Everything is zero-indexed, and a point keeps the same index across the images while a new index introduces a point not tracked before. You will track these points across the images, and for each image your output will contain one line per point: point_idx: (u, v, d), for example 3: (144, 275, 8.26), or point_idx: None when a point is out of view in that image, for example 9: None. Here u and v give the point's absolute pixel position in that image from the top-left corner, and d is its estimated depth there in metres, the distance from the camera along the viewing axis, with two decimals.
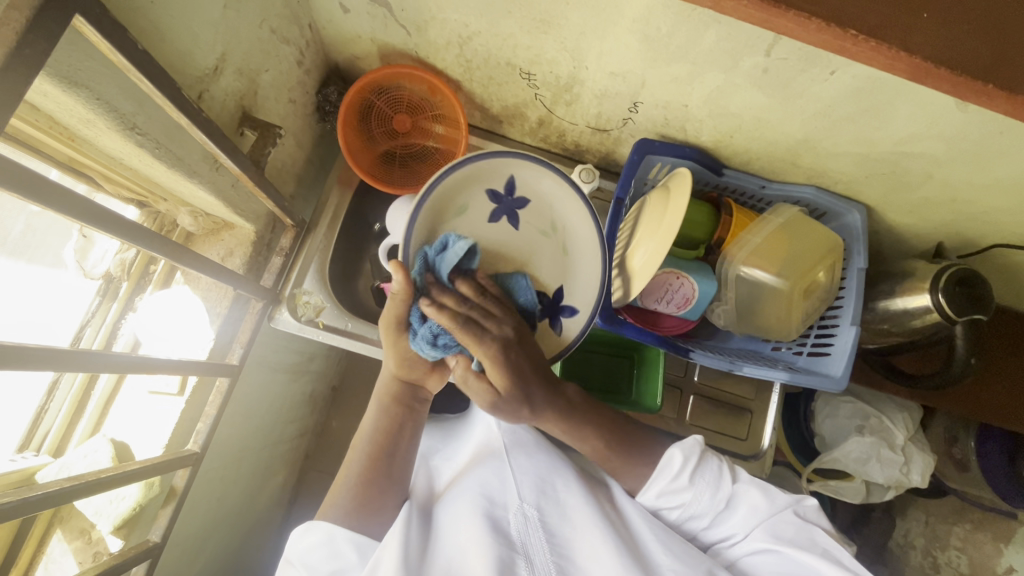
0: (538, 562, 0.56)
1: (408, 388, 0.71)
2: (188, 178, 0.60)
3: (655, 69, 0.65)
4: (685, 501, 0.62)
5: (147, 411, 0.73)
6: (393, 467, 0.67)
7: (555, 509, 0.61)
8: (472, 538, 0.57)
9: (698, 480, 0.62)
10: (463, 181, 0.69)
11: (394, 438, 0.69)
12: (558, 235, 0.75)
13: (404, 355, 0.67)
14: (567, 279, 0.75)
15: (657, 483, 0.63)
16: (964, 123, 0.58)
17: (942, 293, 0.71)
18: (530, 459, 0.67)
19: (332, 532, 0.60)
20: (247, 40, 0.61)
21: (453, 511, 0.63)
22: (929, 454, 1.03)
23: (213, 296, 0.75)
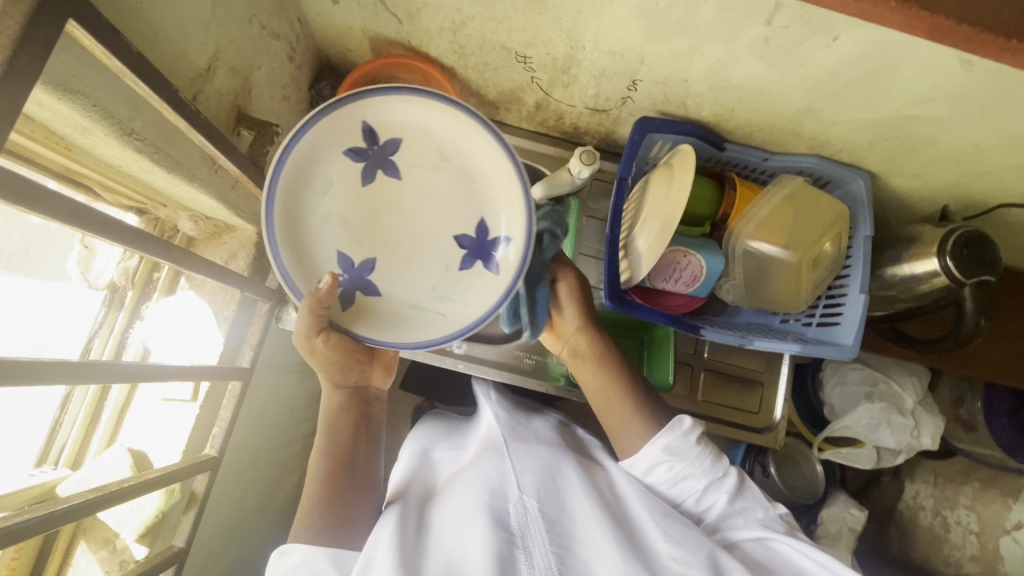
0: (535, 552, 0.57)
1: (355, 394, 0.72)
2: (188, 182, 0.59)
3: (654, 45, 0.64)
4: (687, 460, 0.65)
5: (162, 419, 0.73)
6: (355, 478, 0.68)
7: (554, 502, 0.62)
8: (470, 532, 0.58)
9: (703, 447, 0.66)
10: (314, 152, 0.59)
11: (344, 434, 0.70)
12: (451, 162, 0.63)
13: (336, 364, 0.68)
14: (483, 208, 0.64)
15: (662, 435, 0.65)
16: (969, 82, 0.57)
17: (951, 257, 0.71)
18: (529, 450, 0.70)
19: (306, 552, 0.60)
20: (237, 38, 0.60)
21: (450, 513, 0.63)
22: (938, 416, 1.04)
23: (219, 300, 0.76)
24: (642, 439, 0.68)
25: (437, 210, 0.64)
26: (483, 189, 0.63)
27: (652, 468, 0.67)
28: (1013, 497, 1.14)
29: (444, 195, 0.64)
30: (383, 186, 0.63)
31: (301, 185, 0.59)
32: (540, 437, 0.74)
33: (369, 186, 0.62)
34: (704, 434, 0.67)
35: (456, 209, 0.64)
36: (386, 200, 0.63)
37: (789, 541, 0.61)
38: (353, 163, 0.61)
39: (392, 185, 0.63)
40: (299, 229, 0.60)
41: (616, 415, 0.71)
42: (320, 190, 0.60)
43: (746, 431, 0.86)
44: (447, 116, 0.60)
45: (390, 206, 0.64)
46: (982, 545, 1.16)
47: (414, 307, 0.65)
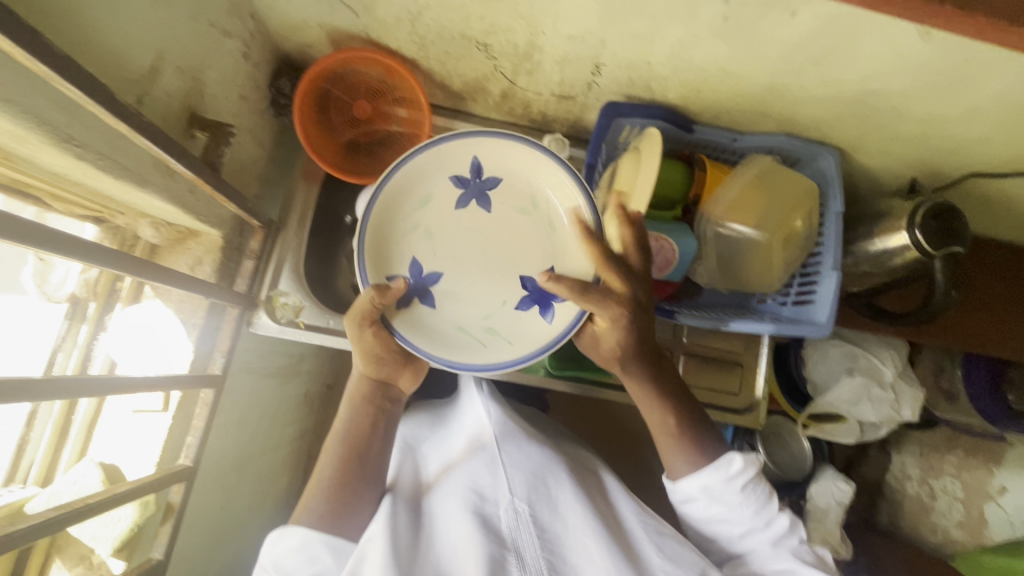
0: (527, 558, 0.59)
1: (378, 387, 0.73)
2: (140, 187, 0.58)
3: (614, 28, 0.63)
4: (726, 503, 0.68)
5: (133, 432, 0.71)
6: (367, 467, 0.68)
7: (548, 506, 0.64)
8: (461, 536, 0.60)
9: (745, 494, 0.68)
10: (423, 168, 0.69)
11: (365, 427, 0.70)
12: (540, 210, 0.72)
13: (368, 351, 0.69)
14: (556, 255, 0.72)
15: (703, 475, 0.68)
16: (928, 53, 0.57)
17: (919, 230, 0.71)
18: (521, 452, 0.69)
19: (306, 538, 0.61)
20: (184, 37, 0.58)
21: (444, 509, 0.65)
22: (918, 388, 1.05)
23: (187, 306, 0.73)
24: (684, 462, 0.70)
25: (517, 250, 0.72)
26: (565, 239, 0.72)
27: (691, 499, 0.70)
28: (995, 462, 1.18)
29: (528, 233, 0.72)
30: (473, 216, 0.72)
31: (400, 197, 0.70)
32: (528, 434, 0.75)
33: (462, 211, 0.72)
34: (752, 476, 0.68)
35: (530, 254, 0.72)
36: (472, 227, 0.72)
37: None
38: (455, 188, 0.71)
39: (478, 216, 0.72)
40: (382, 239, 0.70)
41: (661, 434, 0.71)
42: (417, 203, 0.71)
43: (727, 412, 0.87)
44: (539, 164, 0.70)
45: (475, 235, 0.72)
46: (968, 511, 1.20)
47: (460, 329, 0.71)
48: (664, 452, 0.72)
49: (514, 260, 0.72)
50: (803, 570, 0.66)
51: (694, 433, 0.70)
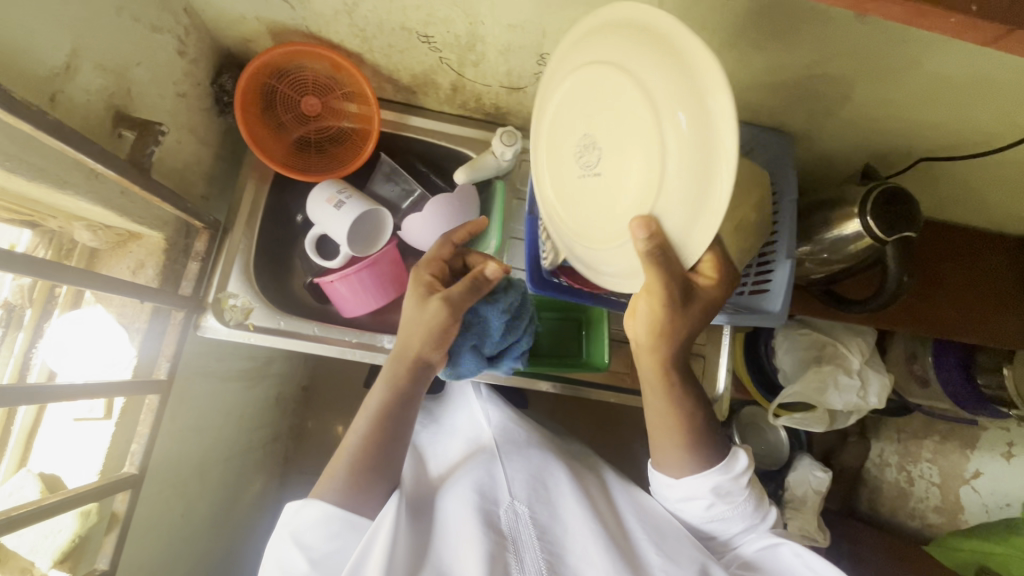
0: (527, 556, 0.60)
1: (420, 368, 0.68)
2: (61, 190, 0.56)
3: (552, 15, 0.62)
4: (731, 502, 0.67)
5: (74, 440, 0.70)
6: (393, 448, 0.66)
7: (547, 508, 0.66)
8: (464, 533, 0.61)
9: (748, 492, 0.68)
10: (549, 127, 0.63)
11: (401, 396, 0.68)
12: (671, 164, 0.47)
13: (432, 334, 0.66)
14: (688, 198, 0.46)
15: (713, 474, 0.66)
16: (866, 36, 0.56)
17: (870, 216, 0.70)
18: (522, 460, 0.72)
19: (327, 513, 0.60)
20: (102, 32, 0.56)
21: (450, 509, 0.66)
22: (884, 374, 1.05)
23: (128, 312, 0.72)
24: (689, 468, 0.66)
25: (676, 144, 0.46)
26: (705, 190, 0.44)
27: (691, 501, 0.68)
28: (970, 447, 1.19)
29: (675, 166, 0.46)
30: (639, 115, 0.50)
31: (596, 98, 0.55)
32: (530, 437, 0.79)
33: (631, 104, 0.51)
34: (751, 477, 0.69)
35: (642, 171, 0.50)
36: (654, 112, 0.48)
37: (795, 548, 0.65)
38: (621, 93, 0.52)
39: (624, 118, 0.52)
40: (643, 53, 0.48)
41: (665, 435, 0.67)
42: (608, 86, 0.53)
43: None
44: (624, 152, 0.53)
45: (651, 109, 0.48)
46: (944, 496, 1.22)
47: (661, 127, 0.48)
48: (657, 440, 0.68)
49: (680, 86, 0.45)
50: (785, 543, 0.67)
51: (706, 445, 0.67)
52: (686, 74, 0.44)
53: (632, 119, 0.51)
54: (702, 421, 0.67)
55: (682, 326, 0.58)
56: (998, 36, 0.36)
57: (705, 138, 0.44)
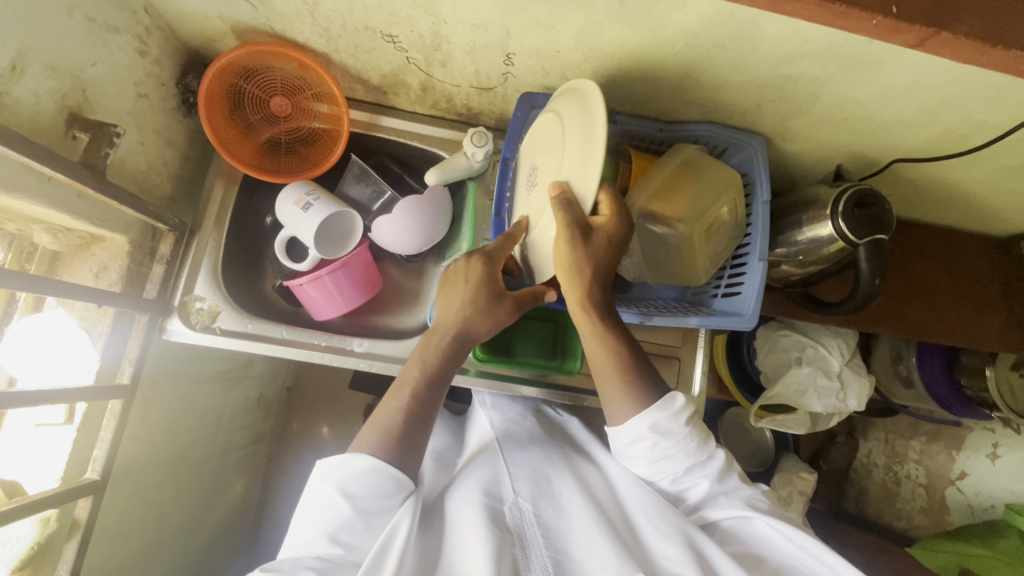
0: (533, 554, 0.58)
1: (467, 339, 0.70)
2: (10, 193, 0.55)
3: (514, 15, 0.61)
4: (672, 439, 0.65)
5: (34, 449, 0.68)
6: (431, 415, 0.67)
7: (550, 504, 0.64)
8: (470, 535, 0.59)
9: (690, 428, 0.65)
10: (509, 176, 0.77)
11: (449, 364, 0.70)
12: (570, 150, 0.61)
13: (491, 310, 0.70)
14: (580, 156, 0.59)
15: (650, 412, 0.65)
16: (830, 36, 0.55)
17: (843, 219, 0.69)
18: (524, 455, 0.71)
19: (373, 465, 0.59)
20: (52, 32, 0.55)
21: (456, 508, 0.65)
22: (864, 376, 1.04)
23: (92, 316, 0.71)
24: (630, 411, 0.66)
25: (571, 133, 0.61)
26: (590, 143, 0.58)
27: (636, 443, 0.66)
28: (955, 448, 1.18)
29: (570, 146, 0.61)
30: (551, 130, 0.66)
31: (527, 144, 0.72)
32: (534, 437, 0.77)
33: (547, 128, 0.67)
34: (693, 416, 0.67)
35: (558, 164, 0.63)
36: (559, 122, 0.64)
37: (768, 520, 0.62)
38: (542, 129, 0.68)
39: (545, 140, 0.67)
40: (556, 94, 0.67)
41: (609, 380, 0.68)
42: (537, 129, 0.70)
43: None
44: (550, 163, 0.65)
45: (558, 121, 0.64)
46: (930, 496, 1.21)
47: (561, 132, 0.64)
48: (605, 392, 0.69)
49: (576, 95, 0.63)
50: (758, 516, 0.63)
51: (645, 382, 0.67)
52: (583, 98, 0.61)
53: (546, 139, 0.67)
54: (637, 359, 0.68)
55: (589, 260, 0.61)
56: (924, 38, 0.40)
57: (587, 115, 0.59)
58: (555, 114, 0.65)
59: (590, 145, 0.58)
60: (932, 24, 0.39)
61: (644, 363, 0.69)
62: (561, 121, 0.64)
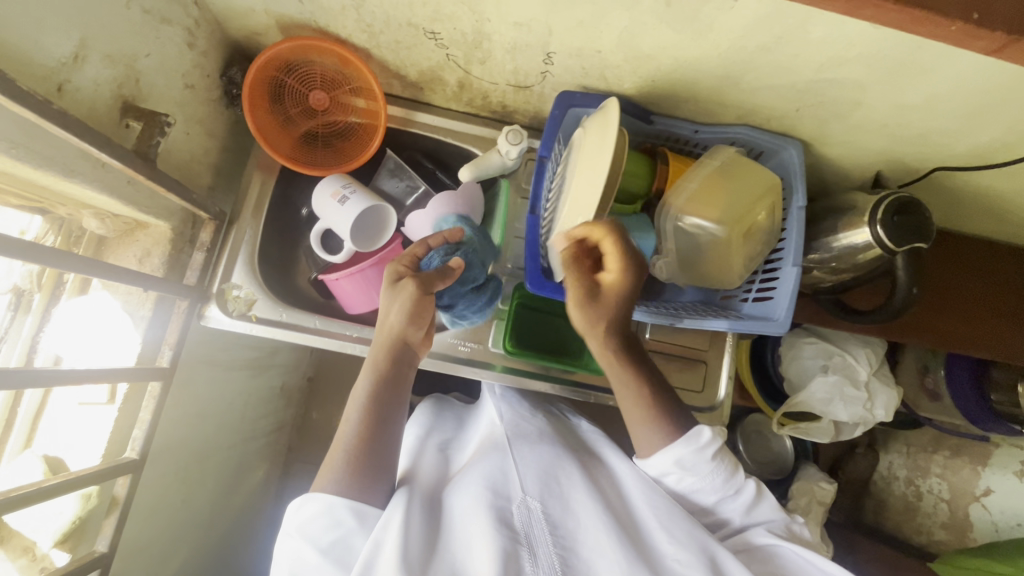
0: (541, 552, 0.59)
1: (404, 351, 0.70)
2: (68, 178, 0.56)
3: (559, 14, 0.61)
4: (698, 474, 0.65)
5: (78, 424, 0.71)
6: (382, 436, 0.65)
7: (558, 503, 0.64)
8: (477, 533, 0.59)
9: (716, 463, 0.65)
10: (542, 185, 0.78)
11: (389, 380, 0.68)
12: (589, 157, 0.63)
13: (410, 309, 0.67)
14: (598, 160, 0.61)
15: (674, 448, 0.64)
16: (882, 40, 0.54)
17: (881, 226, 0.69)
18: (532, 451, 0.71)
19: (330, 504, 0.60)
20: (111, 24, 0.57)
21: (460, 500, 0.65)
22: (893, 387, 1.03)
23: (134, 300, 0.73)
24: (660, 441, 0.66)
25: (592, 142, 0.63)
26: (605, 149, 0.60)
27: (663, 475, 0.67)
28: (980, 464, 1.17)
29: (590, 154, 0.63)
30: (576, 143, 0.68)
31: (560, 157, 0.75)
32: (541, 434, 0.76)
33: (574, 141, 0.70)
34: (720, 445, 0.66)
35: (578, 172, 0.65)
36: (582, 135, 0.67)
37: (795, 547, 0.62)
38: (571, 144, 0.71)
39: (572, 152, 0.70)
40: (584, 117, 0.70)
41: (633, 410, 0.68)
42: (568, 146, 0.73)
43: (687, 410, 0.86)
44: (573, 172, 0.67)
45: (582, 134, 0.67)
46: (953, 512, 1.19)
47: (583, 144, 0.66)
48: (634, 427, 0.68)
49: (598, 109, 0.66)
50: (785, 543, 0.63)
51: (672, 417, 0.67)
52: (603, 113, 0.64)
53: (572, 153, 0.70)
54: (662, 391, 0.68)
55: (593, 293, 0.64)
56: (1005, 44, 0.40)
57: (606, 124, 0.62)
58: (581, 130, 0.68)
59: (605, 148, 0.60)
60: (1015, 30, 0.39)
61: (669, 395, 0.69)
62: (584, 136, 0.66)
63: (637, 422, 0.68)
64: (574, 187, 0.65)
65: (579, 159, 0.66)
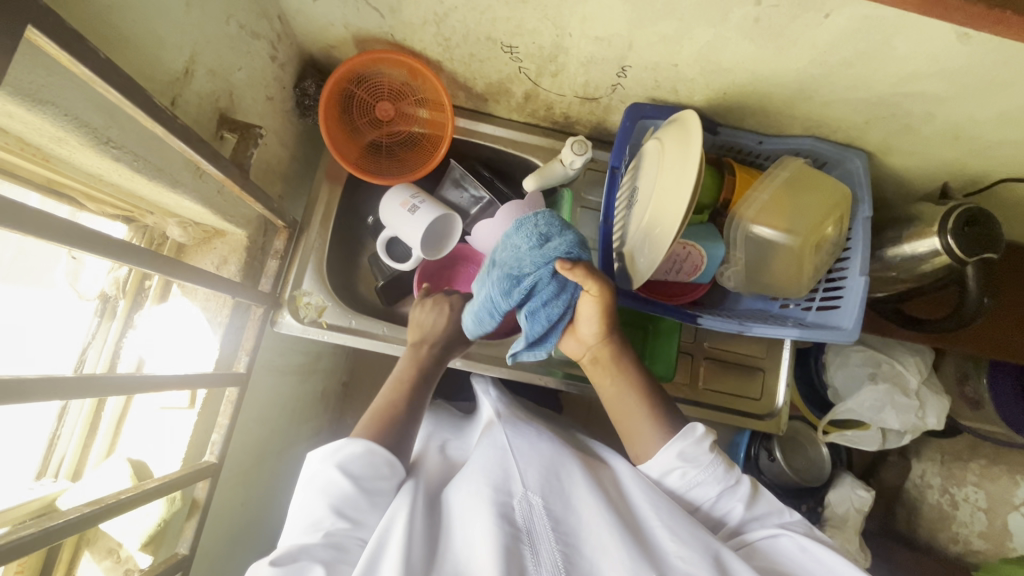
0: (543, 550, 0.52)
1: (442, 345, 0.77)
2: (171, 188, 0.58)
3: (643, 30, 0.63)
4: (701, 467, 0.61)
5: (159, 428, 0.72)
6: (416, 402, 0.70)
7: (560, 499, 0.58)
8: (473, 525, 0.54)
9: (715, 454, 0.62)
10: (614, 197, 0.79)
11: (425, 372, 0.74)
12: (670, 168, 0.64)
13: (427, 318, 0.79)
14: (681, 170, 0.61)
15: (674, 442, 0.61)
16: (968, 56, 0.56)
17: (951, 236, 0.70)
18: (532, 446, 0.65)
19: (370, 448, 0.60)
20: (214, 39, 0.59)
21: (457, 497, 0.59)
22: (943, 396, 1.03)
23: (212, 306, 0.74)
24: (658, 439, 0.63)
25: (673, 154, 0.64)
26: (688, 160, 0.60)
27: (664, 476, 0.62)
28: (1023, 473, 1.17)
29: (670, 165, 0.64)
30: (653, 155, 0.69)
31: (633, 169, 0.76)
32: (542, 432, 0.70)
33: (649, 153, 0.71)
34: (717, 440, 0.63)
35: (659, 182, 0.65)
36: (660, 147, 0.68)
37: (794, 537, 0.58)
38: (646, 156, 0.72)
39: (648, 164, 0.71)
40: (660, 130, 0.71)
41: (631, 413, 0.67)
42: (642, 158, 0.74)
43: (747, 418, 0.86)
44: (652, 182, 0.68)
45: (659, 146, 0.68)
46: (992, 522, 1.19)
47: (662, 156, 0.67)
48: (633, 425, 0.66)
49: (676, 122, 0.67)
50: (785, 533, 0.59)
51: (673, 419, 0.65)
52: (683, 126, 0.65)
53: (648, 165, 0.71)
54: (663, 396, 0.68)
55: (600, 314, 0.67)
56: None
57: (687, 136, 0.62)
58: (656, 142, 0.70)
59: (687, 157, 0.61)
60: None
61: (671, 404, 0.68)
62: (662, 147, 0.67)
63: (631, 423, 0.67)
64: (653, 197, 0.66)
65: (659, 169, 0.67)
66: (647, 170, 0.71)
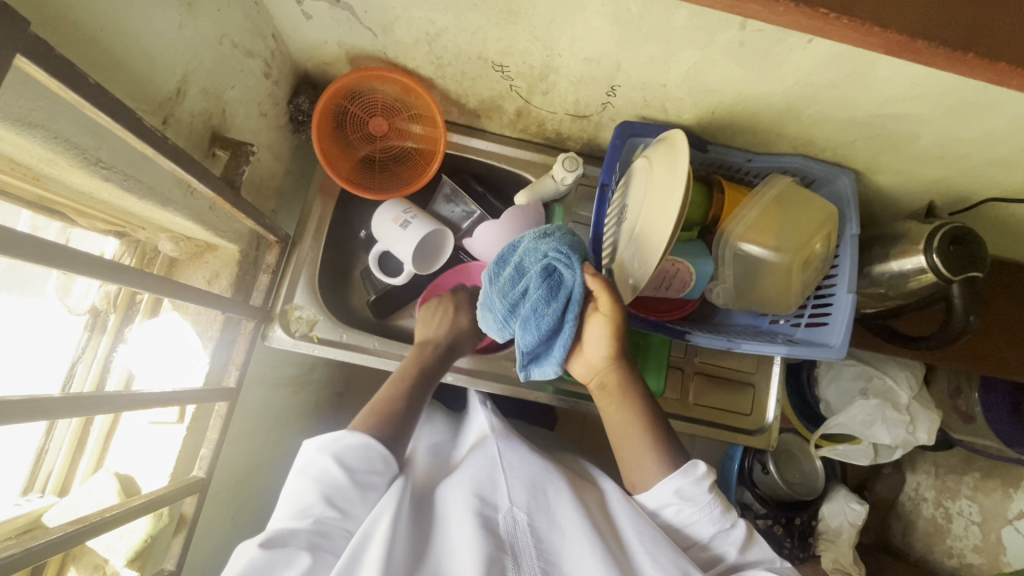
0: (524, 567, 0.54)
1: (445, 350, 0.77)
2: (162, 205, 0.59)
3: (631, 52, 0.64)
4: (697, 506, 0.60)
5: (148, 442, 0.72)
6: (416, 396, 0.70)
7: (545, 515, 0.58)
8: (463, 546, 0.54)
9: (714, 495, 0.61)
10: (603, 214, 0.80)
11: (433, 373, 0.74)
12: (659, 187, 0.64)
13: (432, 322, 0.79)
14: (669, 188, 0.62)
15: (674, 478, 0.61)
16: (948, 79, 0.57)
17: (937, 254, 0.70)
18: (522, 459, 0.65)
19: (366, 441, 0.61)
20: (206, 59, 0.59)
21: (448, 512, 0.60)
22: (934, 411, 1.04)
23: (203, 320, 0.74)
24: (658, 470, 0.63)
25: (661, 172, 0.65)
26: (675, 178, 0.61)
27: (660, 509, 0.62)
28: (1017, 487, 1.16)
29: (659, 184, 0.64)
30: (642, 174, 0.70)
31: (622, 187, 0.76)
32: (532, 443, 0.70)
33: (638, 171, 0.71)
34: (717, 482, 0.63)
35: (648, 201, 0.66)
36: (649, 165, 0.68)
37: None
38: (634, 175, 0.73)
39: (637, 182, 0.71)
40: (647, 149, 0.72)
41: (630, 441, 0.66)
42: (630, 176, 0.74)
43: (736, 433, 0.86)
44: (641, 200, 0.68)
45: (648, 164, 0.69)
46: None
47: (651, 173, 0.67)
48: (632, 456, 0.66)
49: (663, 141, 0.68)
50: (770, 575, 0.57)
51: (672, 447, 0.65)
52: (670, 145, 0.65)
53: (637, 184, 0.71)
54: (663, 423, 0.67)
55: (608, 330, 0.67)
56: None
57: (674, 155, 0.63)
58: (645, 161, 0.70)
59: (675, 176, 0.61)
60: None
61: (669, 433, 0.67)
62: (651, 166, 0.68)
63: (632, 452, 0.66)
64: (642, 215, 0.66)
65: (647, 187, 0.67)
66: (636, 188, 0.71)
